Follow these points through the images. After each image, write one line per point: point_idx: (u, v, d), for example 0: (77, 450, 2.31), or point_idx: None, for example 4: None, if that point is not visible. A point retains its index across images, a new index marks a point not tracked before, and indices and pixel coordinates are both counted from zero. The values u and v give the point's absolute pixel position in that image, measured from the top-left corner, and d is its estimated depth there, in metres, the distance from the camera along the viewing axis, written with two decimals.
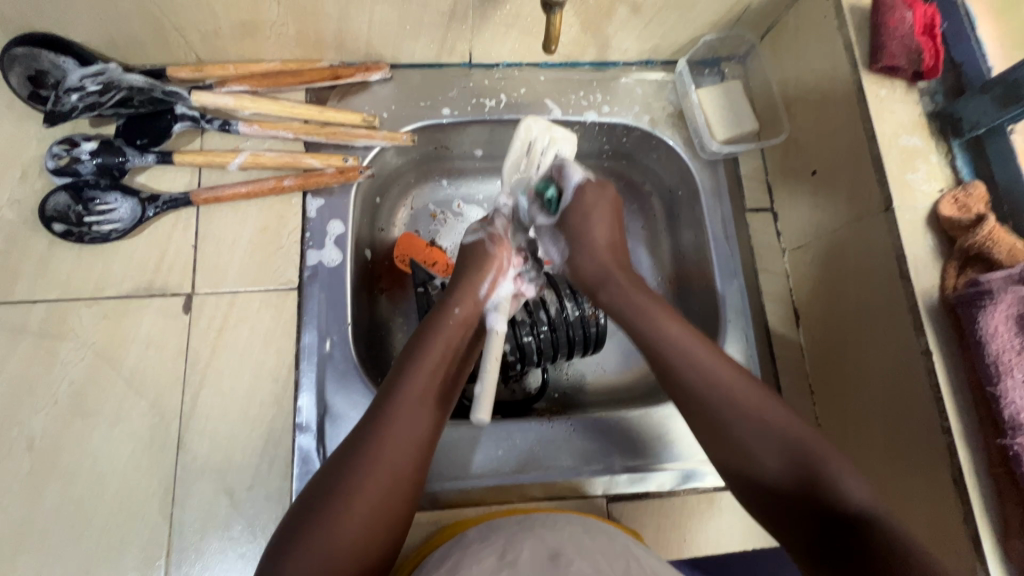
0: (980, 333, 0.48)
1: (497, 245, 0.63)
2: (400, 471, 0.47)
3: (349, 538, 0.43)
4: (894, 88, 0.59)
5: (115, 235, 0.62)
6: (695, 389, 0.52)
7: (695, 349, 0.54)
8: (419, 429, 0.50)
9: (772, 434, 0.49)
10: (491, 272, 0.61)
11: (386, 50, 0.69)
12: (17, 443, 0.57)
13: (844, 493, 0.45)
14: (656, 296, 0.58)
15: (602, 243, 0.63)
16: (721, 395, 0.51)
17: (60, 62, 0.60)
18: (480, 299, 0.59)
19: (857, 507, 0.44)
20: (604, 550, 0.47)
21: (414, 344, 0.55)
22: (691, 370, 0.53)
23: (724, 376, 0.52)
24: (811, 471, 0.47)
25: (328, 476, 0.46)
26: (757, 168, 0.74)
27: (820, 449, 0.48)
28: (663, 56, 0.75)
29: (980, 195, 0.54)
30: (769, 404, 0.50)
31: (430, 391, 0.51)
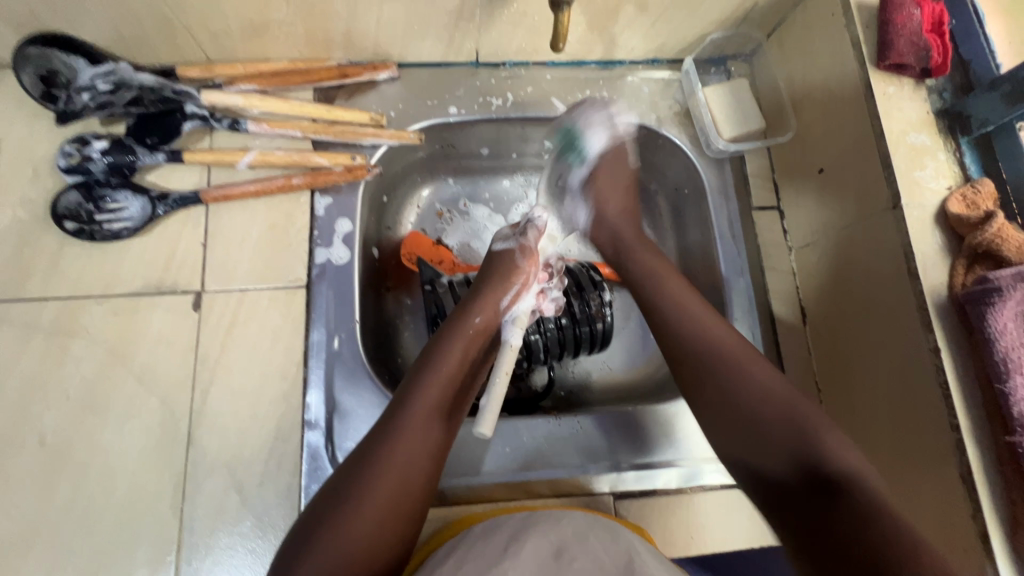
0: (988, 330, 0.48)
1: (526, 257, 0.65)
2: (410, 477, 0.47)
3: (361, 543, 0.43)
4: (902, 85, 0.59)
5: (126, 232, 0.63)
6: (699, 357, 0.55)
7: (692, 310, 0.58)
8: (433, 434, 0.50)
9: (759, 396, 0.51)
10: (515, 284, 0.62)
11: (393, 49, 0.69)
12: (29, 440, 0.57)
13: (822, 451, 0.47)
14: (676, 295, 0.59)
15: (614, 210, 0.69)
16: (714, 356, 0.54)
17: (71, 62, 0.61)
18: (501, 312, 0.60)
19: (841, 466, 0.46)
20: (607, 545, 0.48)
21: (427, 347, 0.56)
22: (695, 336, 0.56)
23: (717, 337, 0.55)
24: (795, 433, 0.49)
25: (340, 482, 0.46)
26: (764, 166, 0.74)
27: (809, 413, 0.50)
28: (669, 54, 0.75)
29: (989, 192, 0.53)
30: (763, 376, 0.52)
31: (447, 391, 0.52)
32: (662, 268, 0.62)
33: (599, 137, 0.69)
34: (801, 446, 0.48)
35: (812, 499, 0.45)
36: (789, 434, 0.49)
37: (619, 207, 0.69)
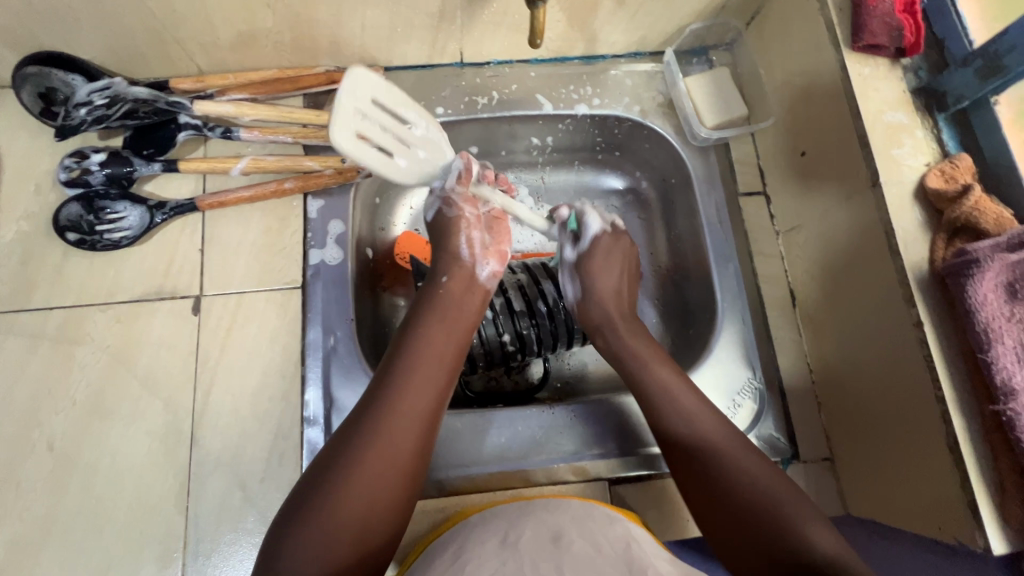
0: (969, 302, 0.48)
1: (455, 206, 0.65)
2: (400, 439, 0.49)
3: (355, 500, 0.46)
4: (877, 66, 0.59)
5: (125, 241, 0.65)
6: (685, 442, 0.55)
7: (658, 371, 0.60)
8: (423, 397, 0.52)
9: (731, 470, 0.52)
10: (464, 232, 0.65)
11: (379, 53, 0.71)
12: (37, 445, 0.59)
13: (803, 540, 0.46)
14: (642, 354, 0.63)
15: (610, 292, 0.67)
16: (687, 427, 0.56)
17: (69, 79, 0.64)
18: (470, 265, 0.64)
19: (821, 553, 0.44)
20: (604, 530, 0.49)
21: (412, 319, 0.58)
22: (666, 403, 0.58)
23: (686, 404, 0.58)
24: (770, 517, 0.48)
25: (333, 448, 0.48)
26: (749, 152, 0.75)
27: (781, 496, 0.49)
28: (651, 47, 0.77)
29: (967, 167, 0.54)
30: (730, 448, 0.54)
31: (438, 356, 0.55)
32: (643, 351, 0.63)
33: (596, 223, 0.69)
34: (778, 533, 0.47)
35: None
36: (770, 526, 0.48)
37: (614, 288, 0.68)
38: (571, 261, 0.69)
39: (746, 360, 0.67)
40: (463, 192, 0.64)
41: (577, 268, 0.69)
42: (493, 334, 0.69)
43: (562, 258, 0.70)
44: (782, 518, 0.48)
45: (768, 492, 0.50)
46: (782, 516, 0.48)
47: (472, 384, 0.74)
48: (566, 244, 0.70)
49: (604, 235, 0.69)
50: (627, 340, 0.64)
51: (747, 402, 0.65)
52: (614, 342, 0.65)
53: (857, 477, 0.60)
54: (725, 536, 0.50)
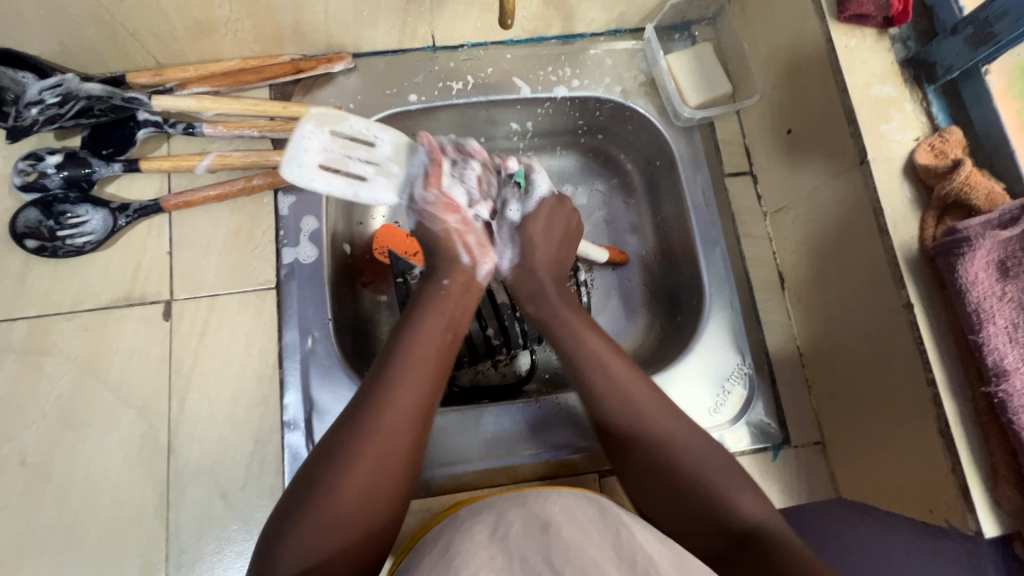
0: (960, 281, 0.47)
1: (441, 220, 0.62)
2: (399, 432, 0.48)
3: (352, 493, 0.45)
4: (864, 37, 0.57)
5: (89, 246, 0.62)
6: (614, 412, 0.54)
7: (591, 342, 0.58)
8: (422, 391, 0.50)
9: (667, 449, 0.51)
10: (458, 243, 0.62)
11: (346, 39, 0.68)
12: (9, 460, 0.57)
13: (731, 507, 0.48)
14: (575, 326, 0.60)
15: (544, 261, 0.66)
16: (629, 411, 0.53)
17: (19, 77, 0.60)
18: (472, 269, 0.62)
19: (747, 522, 0.47)
20: (594, 520, 0.47)
21: (409, 313, 0.56)
22: (604, 379, 0.55)
23: (620, 375, 0.55)
24: (708, 494, 0.49)
25: (331, 440, 0.47)
26: (733, 131, 0.73)
27: (716, 472, 0.50)
28: (631, 23, 0.74)
29: (958, 141, 0.52)
30: (685, 429, 0.53)
31: (434, 355, 0.53)
32: (578, 325, 0.60)
33: (543, 180, 0.69)
34: (711, 508, 0.49)
35: (734, 560, 0.46)
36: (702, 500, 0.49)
37: (547, 259, 0.66)
38: (515, 221, 0.67)
39: (735, 346, 0.66)
40: (434, 197, 0.61)
41: (519, 233, 0.67)
42: None
43: (505, 217, 0.67)
44: (718, 491, 0.49)
45: (691, 463, 0.50)
46: (718, 490, 0.49)
47: (460, 379, 0.72)
48: (512, 202, 0.67)
49: (550, 197, 0.69)
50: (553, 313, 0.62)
51: (737, 387, 0.64)
52: (546, 309, 0.62)
53: (848, 461, 0.60)
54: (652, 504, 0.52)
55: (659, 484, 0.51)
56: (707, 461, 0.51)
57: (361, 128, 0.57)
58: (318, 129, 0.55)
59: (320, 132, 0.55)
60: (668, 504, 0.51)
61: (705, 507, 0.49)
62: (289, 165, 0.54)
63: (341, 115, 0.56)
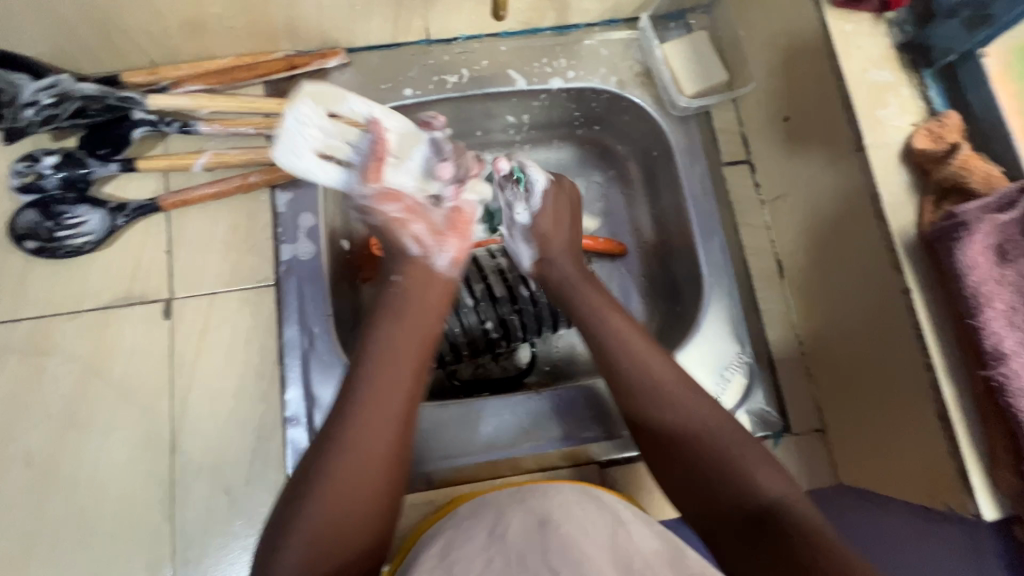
0: (958, 266, 0.46)
1: (376, 217, 0.56)
2: (370, 451, 0.47)
3: (329, 519, 0.44)
4: (860, 21, 0.57)
5: (88, 247, 0.62)
6: (639, 395, 0.54)
7: (610, 317, 0.59)
8: (395, 402, 0.49)
9: (685, 424, 0.51)
10: (407, 235, 0.57)
11: (340, 35, 0.68)
12: (14, 460, 0.58)
13: (753, 485, 0.47)
14: (592, 300, 0.61)
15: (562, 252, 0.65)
16: (647, 382, 0.54)
17: (12, 78, 0.59)
18: (424, 261, 0.58)
19: (770, 497, 0.46)
20: (593, 517, 0.47)
21: (370, 323, 0.54)
22: (621, 350, 0.57)
23: (634, 344, 0.57)
24: (727, 469, 0.48)
25: (306, 467, 0.47)
26: (731, 120, 0.73)
27: (740, 451, 0.49)
28: (626, 12, 0.73)
29: (956, 124, 0.52)
30: (697, 404, 0.52)
31: (399, 366, 0.51)
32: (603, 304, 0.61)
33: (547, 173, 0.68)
34: (733, 480, 0.48)
35: (752, 539, 0.45)
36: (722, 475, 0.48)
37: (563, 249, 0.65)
38: (526, 224, 0.65)
39: (734, 335, 0.66)
40: (374, 190, 0.54)
41: (533, 232, 0.65)
42: (474, 321, 0.67)
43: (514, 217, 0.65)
44: (739, 467, 0.48)
45: (715, 440, 0.50)
46: (739, 465, 0.48)
47: (460, 373, 0.73)
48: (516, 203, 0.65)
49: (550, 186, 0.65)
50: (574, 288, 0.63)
51: (737, 376, 0.64)
52: (568, 292, 0.63)
53: (848, 448, 0.60)
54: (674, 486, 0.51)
55: (680, 459, 0.50)
56: (728, 435, 0.50)
57: (360, 110, 0.53)
58: (313, 108, 0.50)
59: (316, 113, 0.50)
60: (688, 484, 0.50)
61: (726, 478, 0.48)
62: (284, 152, 0.50)
63: (337, 92, 0.51)
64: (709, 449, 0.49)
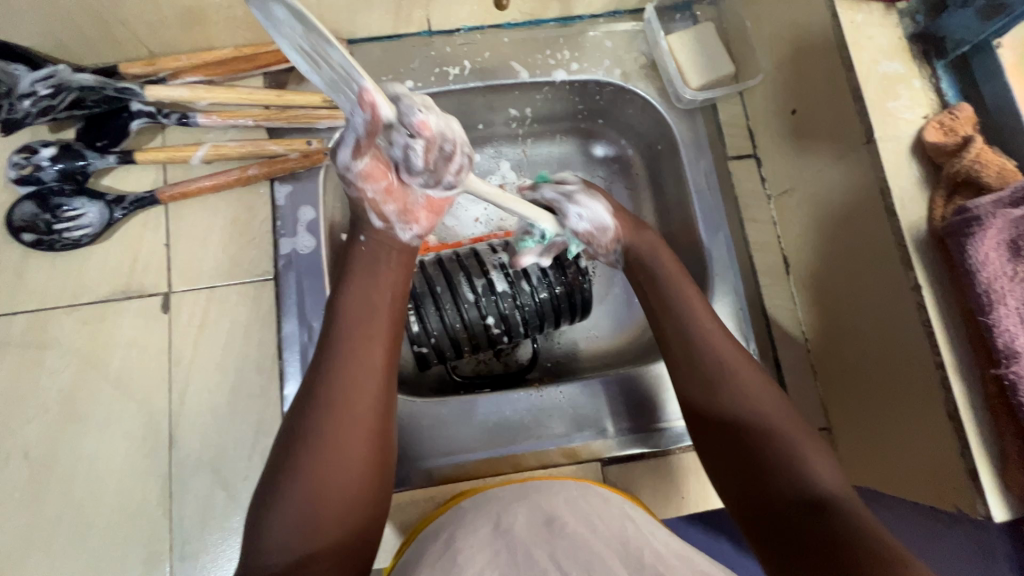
0: (970, 262, 0.45)
1: (355, 187, 0.47)
2: (354, 425, 0.45)
3: (318, 495, 0.43)
4: (871, 11, 0.55)
5: (86, 240, 0.62)
6: (696, 369, 0.52)
7: (684, 288, 0.57)
8: (365, 366, 0.47)
9: (747, 404, 0.49)
10: (379, 206, 0.49)
11: (340, 26, 0.67)
12: (12, 454, 0.57)
13: (807, 474, 0.44)
14: (668, 269, 0.59)
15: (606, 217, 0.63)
16: (715, 355, 0.52)
17: (11, 69, 0.59)
18: (389, 232, 0.51)
19: (820, 488, 0.43)
20: (601, 511, 0.47)
21: (336, 285, 0.51)
22: (688, 316, 0.55)
23: (699, 314, 0.55)
24: (783, 454, 0.46)
25: (286, 446, 0.45)
26: (737, 113, 0.72)
27: (797, 440, 0.47)
28: (631, 4, 0.72)
29: (968, 118, 0.50)
30: (761, 386, 0.50)
31: (374, 337, 0.49)
32: (674, 276, 0.58)
33: None
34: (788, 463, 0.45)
35: (792, 523, 0.42)
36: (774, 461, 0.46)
37: (619, 212, 0.62)
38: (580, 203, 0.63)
39: (739, 332, 0.65)
40: (363, 166, 0.45)
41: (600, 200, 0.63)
42: (476, 316, 0.67)
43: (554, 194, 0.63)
44: (793, 453, 0.46)
45: (785, 438, 0.47)
46: (794, 451, 0.46)
47: (461, 369, 0.72)
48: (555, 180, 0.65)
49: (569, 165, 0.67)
50: (647, 262, 0.60)
51: None
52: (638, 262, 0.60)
53: (854, 446, 0.59)
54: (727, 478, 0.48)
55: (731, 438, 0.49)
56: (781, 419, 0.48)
57: (348, 62, 0.34)
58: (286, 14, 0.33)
59: (293, 23, 0.33)
60: (743, 477, 0.47)
61: (781, 462, 0.46)
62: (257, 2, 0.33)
63: (327, 35, 0.32)
64: (767, 432, 0.48)
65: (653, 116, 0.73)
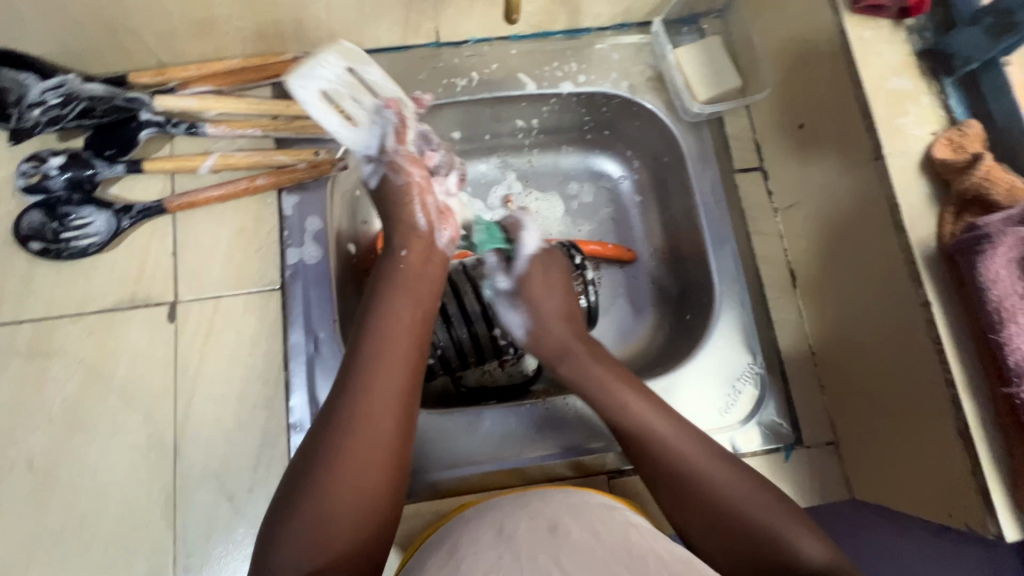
0: (980, 279, 0.45)
1: (401, 173, 0.58)
2: (376, 432, 0.46)
3: (337, 501, 0.43)
4: (879, 28, 0.55)
5: (93, 249, 0.62)
6: (650, 464, 0.52)
7: (604, 377, 0.57)
8: (393, 381, 0.48)
9: (711, 494, 0.49)
10: (416, 202, 0.58)
11: (349, 37, 0.67)
12: (16, 463, 0.57)
13: (797, 552, 0.45)
14: (584, 364, 0.59)
15: (554, 317, 0.62)
16: (659, 450, 0.51)
17: (21, 78, 0.60)
18: (429, 235, 0.58)
19: (815, 564, 0.44)
20: (604, 519, 0.47)
21: (371, 299, 0.53)
22: (618, 413, 0.54)
23: (633, 404, 0.54)
24: (768, 542, 0.46)
25: (305, 456, 0.45)
26: (744, 126, 0.72)
27: (771, 519, 0.47)
28: (638, 17, 0.72)
29: (977, 134, 0.51)
30: (724, 471, 0.50)
31: (398, 349, 0.50)
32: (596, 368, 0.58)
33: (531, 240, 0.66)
34: (773, 551, 0.45)
35: None
36: (759, 548, 0.46)
37: (561, 311, 0.63)
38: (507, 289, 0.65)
39: (746, 345, 0.65)
40: (403, 152, 0.58)
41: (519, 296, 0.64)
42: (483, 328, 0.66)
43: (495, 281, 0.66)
44: (775, 534, 0.46)
45: (752, 511, 0.47)
46: (775, 532, 0.46)
47: (467, 380, 0.72)
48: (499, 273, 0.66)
49: (540, 252, 0.66)
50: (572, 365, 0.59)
51: (748, 388, 0.63)
52: (573, 363, 0.59)
53: (862, 462, 0.59)
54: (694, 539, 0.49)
55: (713, 531, 0.48)
56: (753, 505, 0.48)
57: (377, 80, 0.57)
58: (337, 61, 0.53)
59: (338, 63, 0.53)
60: (730, 559, 0.47)
61: (767, 554, 0.46)
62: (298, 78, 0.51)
63: (365, 58, 0.55)
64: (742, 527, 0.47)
65: (658, 128, 0.73)
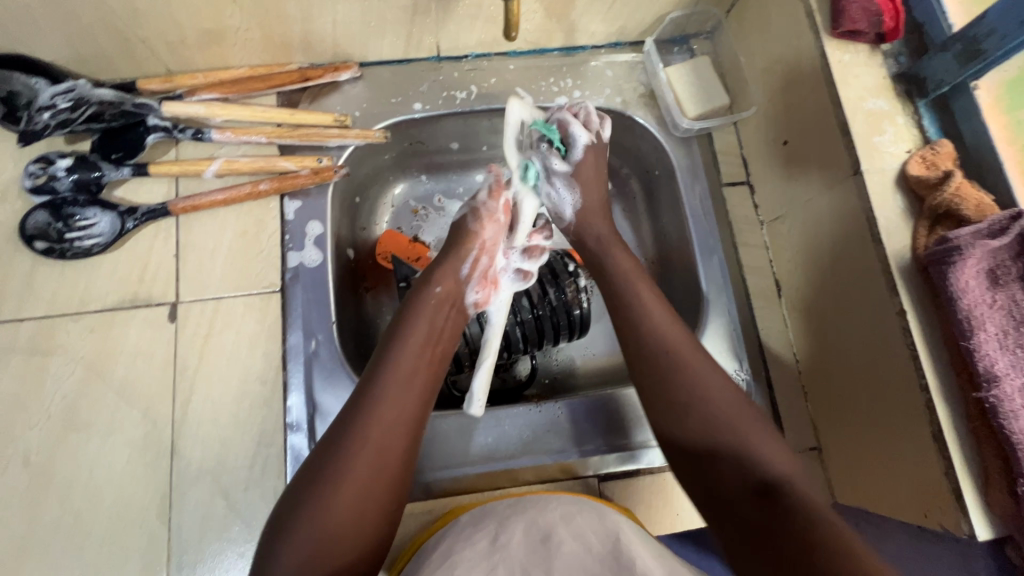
0: (951, 289, 0.48)
1: (479, 221, 0.64)
2: (387, 453, 0.48)
3: (340, 514, 0.44)
4: (857, 52, 0.59)
5: (96, 249, 0.63)
6: (662, 368, 0.54)
7: (641, 292, 0.59)
8: (408, 404, 0.51)
9: (710, 412, 0.51)
10: (473, 250, 0.63)
11: (353, 49, 0.69)
12: (12, 459, 0.58)
13: (757, 457, 0.47)
14: (617, 284, 0.61)
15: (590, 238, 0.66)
16: (677, 363, 0.53)
17: (31, 82, 0.61)
18: (463, 283, 0.62)
19: (769, 471, 0.46)
20: (595, 526, 0.48)
21: (397, 326, 0.56)
22: (640, 319, 0.57)
23: (657, 318, 0.57)
24: (737, 442, 0.48)
25: (314, 467, 0.47)
26: (731, 142, 0.75)
27: (744, 428, 0.49)
28: (631, 36, 0.75)
29: (948, 153, 0.54)
30: (725, 392, 0.52)
31: (415, 373, 0.53)
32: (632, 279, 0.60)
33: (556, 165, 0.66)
34: (743, 456, 0.48)
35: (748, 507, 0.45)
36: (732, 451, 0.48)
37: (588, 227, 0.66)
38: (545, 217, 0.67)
39: (732, 353, 0.67)
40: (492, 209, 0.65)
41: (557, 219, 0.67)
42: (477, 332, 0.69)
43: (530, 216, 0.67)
44: (743, 442, 0.48)
45: (733, 423, 0.50)
46: (743, 441, 0.48)
47: (460, 383, 0.73)
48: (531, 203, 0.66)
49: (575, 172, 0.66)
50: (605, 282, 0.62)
51: None
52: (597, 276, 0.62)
53: (842, 465, 0.61)
54: (669, 434, 0.52)
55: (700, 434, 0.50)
56: (734, 415, 0.50)
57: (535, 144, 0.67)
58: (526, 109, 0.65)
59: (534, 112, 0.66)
60: (699, 469, 0.49)
61: (737, 453, 0.48)
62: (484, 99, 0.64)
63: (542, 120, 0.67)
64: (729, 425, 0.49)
65: (650, 142, 0.76)
